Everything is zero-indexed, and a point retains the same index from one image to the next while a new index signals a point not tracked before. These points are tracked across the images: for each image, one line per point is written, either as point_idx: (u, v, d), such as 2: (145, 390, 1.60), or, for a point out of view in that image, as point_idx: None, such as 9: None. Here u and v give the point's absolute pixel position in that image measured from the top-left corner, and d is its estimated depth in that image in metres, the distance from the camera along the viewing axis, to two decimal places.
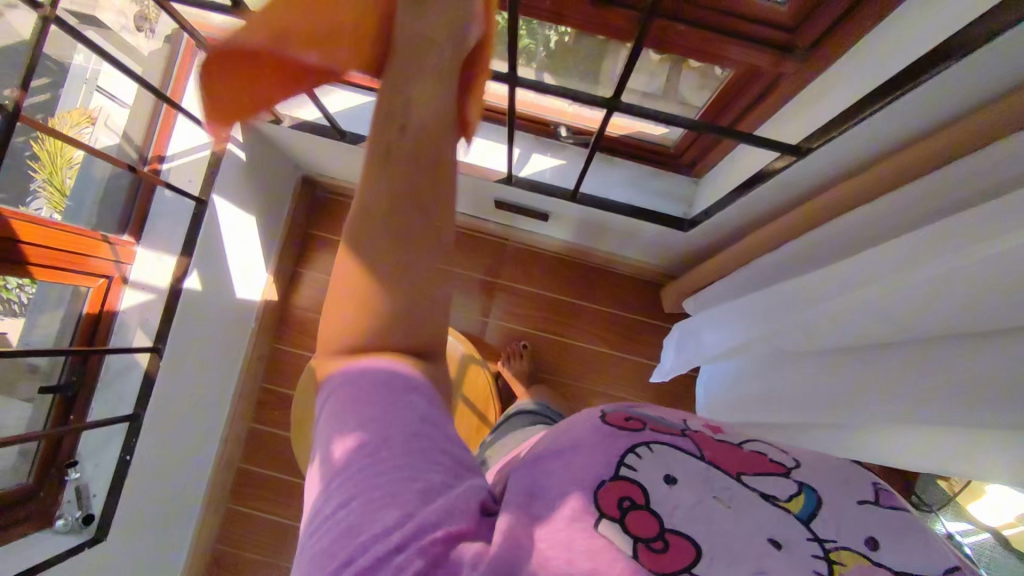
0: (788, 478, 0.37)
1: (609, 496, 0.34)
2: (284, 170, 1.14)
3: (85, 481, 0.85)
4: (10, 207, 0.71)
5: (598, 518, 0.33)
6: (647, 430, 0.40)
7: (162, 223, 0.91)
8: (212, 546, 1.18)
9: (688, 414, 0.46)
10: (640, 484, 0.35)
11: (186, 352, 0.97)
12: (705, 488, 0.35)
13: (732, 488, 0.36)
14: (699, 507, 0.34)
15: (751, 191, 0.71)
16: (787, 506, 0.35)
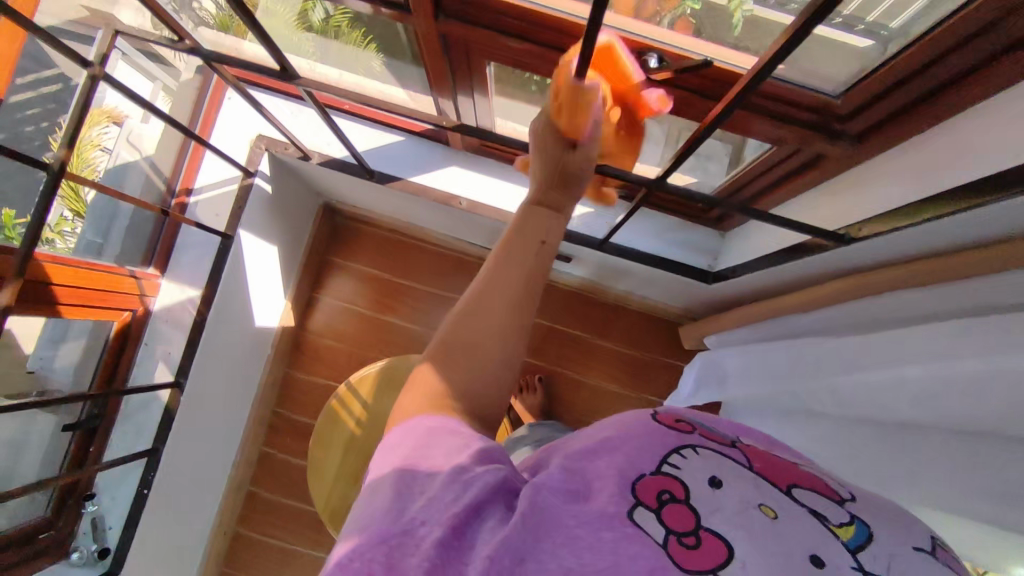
0: (841, 507, 0.38)
1: (648, 488, 0.37)
2: (305, 198, 1.14)
3: (101, 513, 0.86)
4: (47, 251, 0.72)
5: (633, 506, 0.36)
6: (696, 434, 0.42)
7: (187, 256, 0.92)
8: (220, 571, 1.17)
9: (743, 431, 0.48)
10: (682, 480, 0.38)
11: (205, 382, 0.97)
12: (751, 492, 0.37)
13: (778, 498, 0.37)
14: (740, 513, 0.36)
15: (785, 261, 0.70)
16: (837, 531, 0.36)
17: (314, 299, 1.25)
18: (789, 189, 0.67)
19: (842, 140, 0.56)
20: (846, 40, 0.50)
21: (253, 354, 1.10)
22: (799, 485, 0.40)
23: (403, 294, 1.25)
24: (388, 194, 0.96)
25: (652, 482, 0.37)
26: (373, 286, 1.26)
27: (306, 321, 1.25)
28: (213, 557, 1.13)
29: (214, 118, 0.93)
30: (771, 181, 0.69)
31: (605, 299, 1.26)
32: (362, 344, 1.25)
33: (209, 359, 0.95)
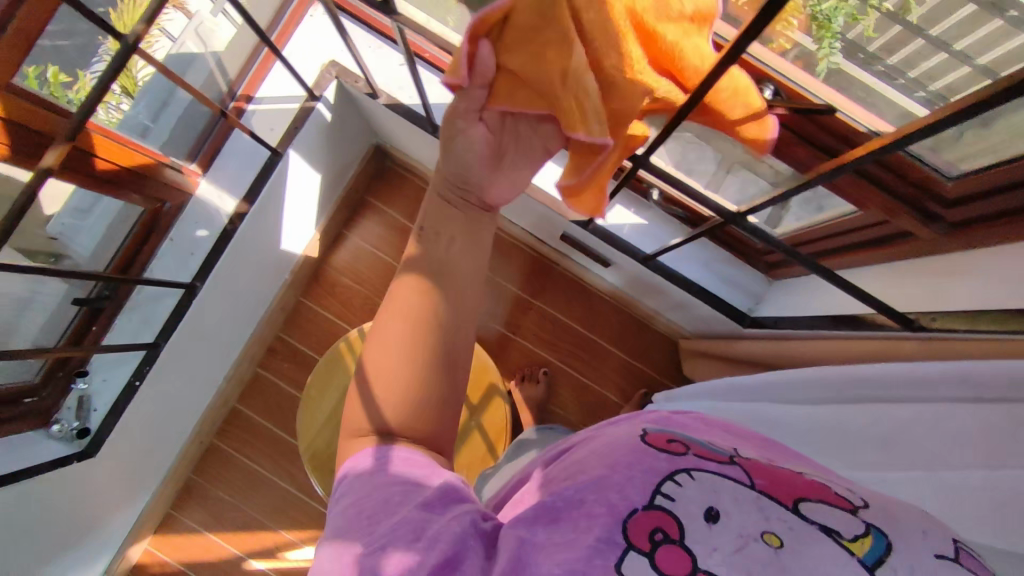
0: (855, 516, 0.37)
1: (641, 527, 0.36)
2: (359, 134, 1.11)
3: (90, 393, 0.85)
4: (100, 120, 0.71)
5: (626, 550, 0.35)
6: (690, 455, 0.41)
7: (233, 162, 0.90)
8: (187, 477, 1.17)
9: (740, 443, 0.47)
10: (676, 516, 0.36)
11: (219, 291, 0.95)
12: (755, 520, 0.36)
13: (789, 523, 0.36)
14: (742, 554, 0.34)
15: (835, 328, 0.67)
16: (851, 548, 0.34)
17: (342, 236, 1.24)
18: (859, 254, 0.64)
19: (935, 225, 0.52)
20: (909, 105, 0.50)
21: (272, 274, 1.08)
22: (807, 498, 0.37)
23: None
24: None
25: (646, 519, 0.36)
26: (402, 238, 1.24)
27: (329, 256, 1.23)
28: (184, 462, 1.13)
29: (291, 31, 0.89)
30: (843, 241, 0.66)
31: (628, 312, 1.23)
32: (378, 292, 1.23)
33: (228, 269, 0.94)
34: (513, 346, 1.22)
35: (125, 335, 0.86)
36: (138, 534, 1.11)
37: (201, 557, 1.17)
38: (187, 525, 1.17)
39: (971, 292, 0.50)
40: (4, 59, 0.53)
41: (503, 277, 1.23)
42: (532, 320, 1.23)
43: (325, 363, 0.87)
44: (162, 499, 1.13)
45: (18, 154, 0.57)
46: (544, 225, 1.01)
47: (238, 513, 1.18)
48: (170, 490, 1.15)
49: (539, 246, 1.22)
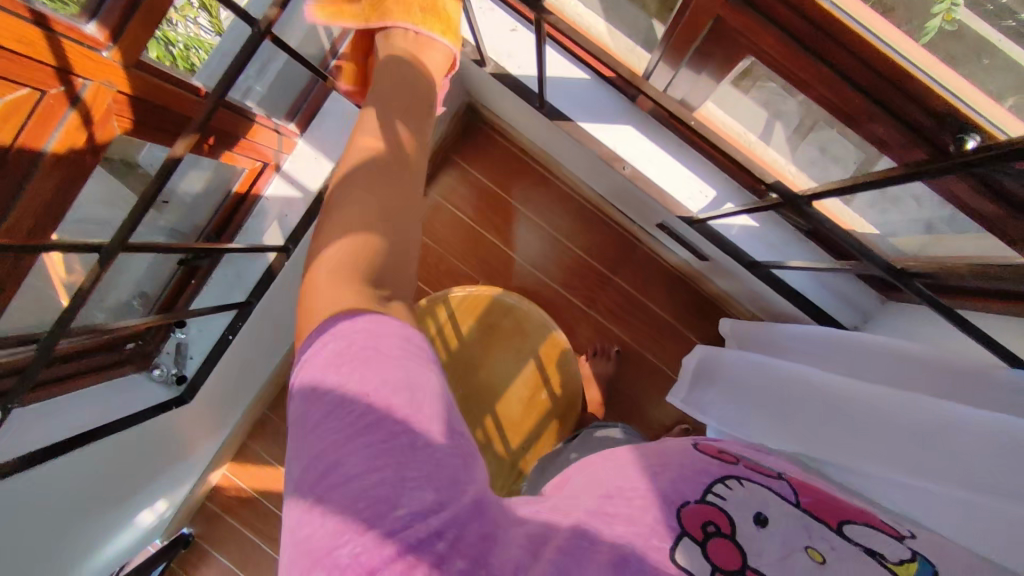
0: (900, 543, 0.45)
1: (694, 520, 0.44)
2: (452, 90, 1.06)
3: (187, 341, 0.88)
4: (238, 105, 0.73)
5: (680, 537, 0.42)
6: (740, 467, 0.52)
7: (331, 122, 0.87)
8: (264, 413, 1.24)
9: (868, 511, 0.50)
10: (727, 514, 0.44)
11: (310, 249, 0.96)
12: (801, 535, 0.43)
13: (830, 537, 0.44)
14: (788, 556, 0.41)
15: (917, 351, 0.62)
16: (892, 566, 0.42)
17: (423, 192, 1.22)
18: (996, 305, 0.60)
19: None
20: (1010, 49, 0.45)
21: None
22: (851, 523, 0.46)
23: (512, 217, 1.21)
24: (549, 127, 0.90)
25: (698, 515, 0.44)
26: (482, 199, 1.22)
27: None
28: (262, 398, 1.19)
29: None
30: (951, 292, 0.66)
31: (707, 295, 1.18)
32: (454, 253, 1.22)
33: None
34: (584, 321, 1.20)
35: (222, 291, 0.88)
36: (219, 461, 1.19)
37: (271, 487, 1.25)
38: (262, 455, 1.25)
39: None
40: (136, 36, 0.51)
41: (584, 249, 1.20)
42: (607, 295, 1.20)
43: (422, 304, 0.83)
44: (241, 430, 1.20)
45: (159, 131, 0.59)
46: (640, 210, 0.96)
47: None
48: (249, 423, 1.21)
49: (618, 219, 1.17)
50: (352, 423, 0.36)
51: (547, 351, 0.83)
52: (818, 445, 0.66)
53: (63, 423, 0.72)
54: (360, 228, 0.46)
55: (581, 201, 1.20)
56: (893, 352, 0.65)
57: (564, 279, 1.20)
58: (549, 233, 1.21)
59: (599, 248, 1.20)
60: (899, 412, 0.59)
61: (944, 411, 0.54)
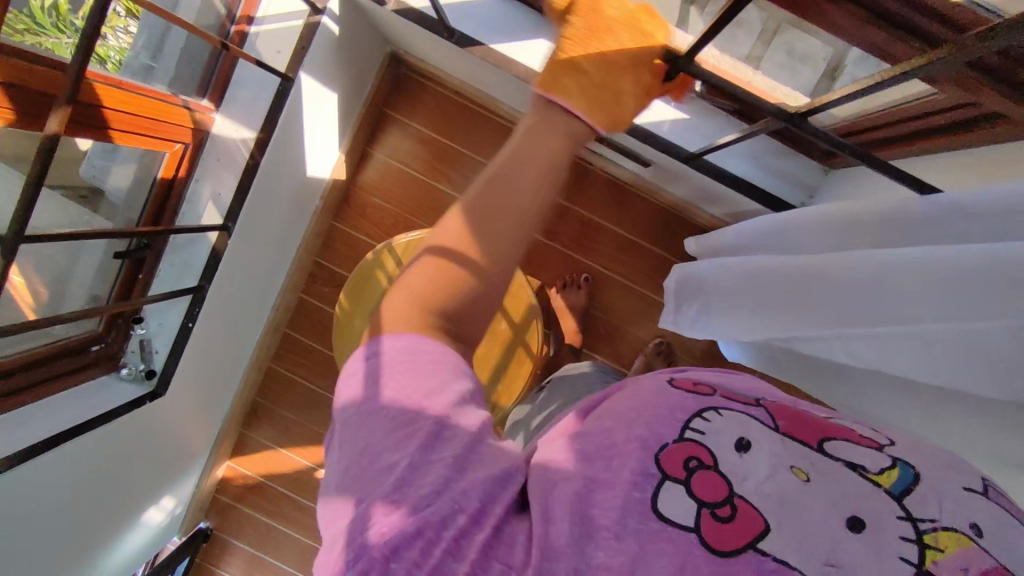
0: (879, 452, 0.39)
1: (674, 458, 0.38)
2: (371, 43, 1.04)
3: (149, 336, 0.89)
4: (137, 84, 0.72)
5: (661, 479, 0.37)
6: (716, 395, 0.43)
7: (244, 92, 0.85)
8: (254, 400, 1.25)
9: (851, 419, 0.44)
10: (707, 446, 0.38)
11: (255, 226, 0.95)
12: (784, 453, 0.38)
13: (814, 456, 0.38)
14: (771, 480, 0.37)
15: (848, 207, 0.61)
16: (877, 480, 0.37)
17: (368, 153, 1.21)
18: (923, 143, 0.59)
19: None
20: None
21: (301, 202, 1.07)
22: (831, 438, 0.40)
23: (459, 162, 1.20)
24: (465, 58, 0.88)
25: (679, 451, 0.38)
26: (428, 151, 1.20)
27: (358, 176, 1.21)
28: (246, 386, 1.20)
29: None
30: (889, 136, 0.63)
31: (668, 207, 1.17)
32: (409, 209, 1.21)
33: (257, 203, 0.92)
34: (551, 254, 1.20)
35: (173, 278, 0.88)
36: (220, 453, 1.22)
37: (277, 469, 1.28)
38: (260, 440, 1.27)
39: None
40: None
41: None
42: (569, 223, 1.19)
43: (360, 270, 0.85)
44: (234, 420, 1.21)
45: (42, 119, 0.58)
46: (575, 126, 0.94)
47: (302, 428, 1.27)
48: (240, 413, 1.23)
49: (566, 146, 1.16)
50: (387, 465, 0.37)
51: None
52: (789, 319, 0.66)
53: (37, 426, 0.73)
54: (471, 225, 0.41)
55: None
56: (854, 220, 0.60)
57: None
58: None
59: None
60: (835, 267, 0.59)
61: (877, 258, 0.54)
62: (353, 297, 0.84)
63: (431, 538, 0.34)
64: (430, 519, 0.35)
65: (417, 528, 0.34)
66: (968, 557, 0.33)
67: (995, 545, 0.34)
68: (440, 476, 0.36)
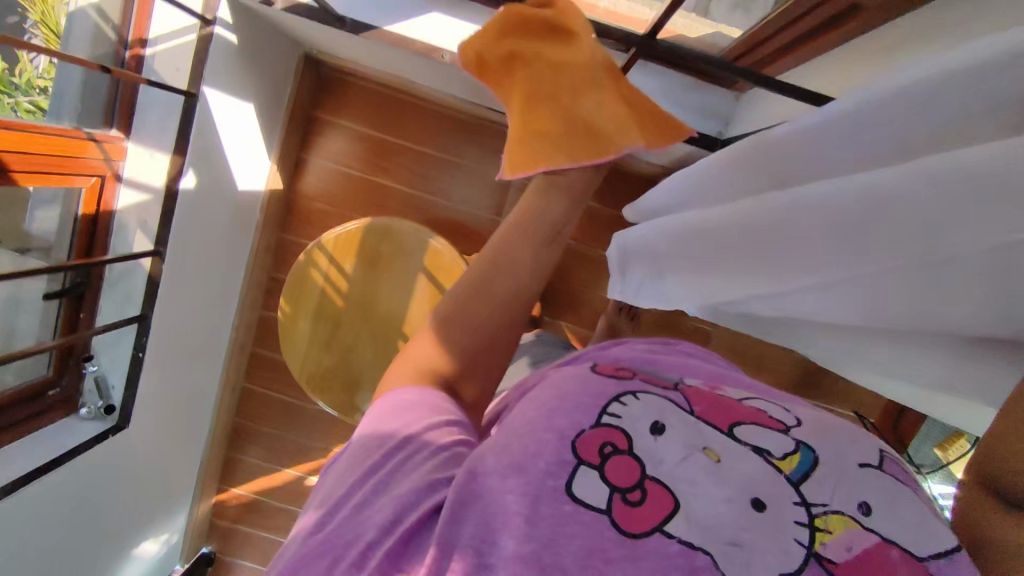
0: (785, 434, 0.39)
1: (590, 442, 0.38)
2: (280, 48, 1.03)
3: (104, 372, 0.89)
4: (34, 123, 0.73)
5: (576, 465, 0.37)
6: (635, 380, 0.44)
7: (152, 115, 0.84)
8: (233, 422, 1.26)
9: (780, 401, 0.44)
10: (622, 429, 0.39)
11: (192, 248, 0.95)
12: (694, 437, 0.38)
13: (723, 442, 0.38)
14: (682, 465, 0.37)
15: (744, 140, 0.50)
16: (779, 464, 0.37)
17: (303, 160, 1.20)
18: (807, 48, 0.59)
19: None
20: None
21: (239, 218, 1.08)
22: (744, 422, 0.40)
23: (394, 154, 1.19)
24: (366, 45, 0.87)
25: (594, 435, 0.38)
26: (362, 148, 1.19)
27: (297, 184, 1.21)
28: (223, 408, 1.21)
29: None
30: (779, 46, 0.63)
31: None
32: (353, 209, 1.21)
33: (189, 225, 0.92)
34: (499, 229, 1.20)
35: (116, 311, 0.88)
36: (208, 478, 1.23)
37: (268, 486, 1.29)
38: (248, 459, 1.28)
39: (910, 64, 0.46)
40: None
41: (475, 160, 1.19)
42: (513, 195, 1.19)
43: (294, 277, 0.87)
44: (216, 443, 1.23)
45: None
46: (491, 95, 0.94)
47: (286, 440, 1.28)
48: (222, 435, 1.24)
49: (496, 119, 1.15)
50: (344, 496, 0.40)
51: (432, 261, 0.85)
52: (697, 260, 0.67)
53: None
54: (499, 293, 0.48)
55: (456, 114, 1.17)
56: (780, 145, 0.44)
57: (466, 197, 1.20)
58: (434, 157, 1.19)
59: (490, 153, 1.19)
60: None
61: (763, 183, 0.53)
62: (295, 296, 0.87)
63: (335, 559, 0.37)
64: (347, 531, 0.38)
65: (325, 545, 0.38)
66: (855, 538, 0.33)
67: (883, 522, 0.34)
68: (388, 490, 0.39)
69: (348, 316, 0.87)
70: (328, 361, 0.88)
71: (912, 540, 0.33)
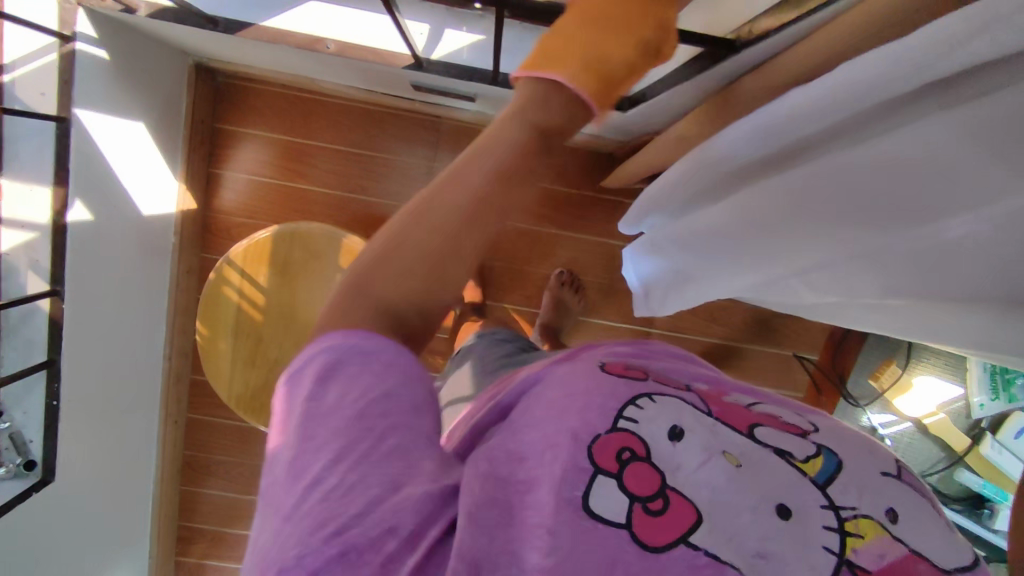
0: (806, 440, 0.39)
1: (607, 448, 0.36)
2: (165, 60, 0.97)
3: (19, 427, 0.83)
4: None
5: (595, 471, 0.35)
6: (648, 380, 0.42)
7: (23, 148, 0.76)
8: (183, 456, 1.21)
9: (790, 405, 0.45)
10: (642, 435, 0.37)
11: (98, 282, 0.90)
12: (717, 439, 0.38)
13: (745, 445, 0.38)
14: (705, 470, 0.36)
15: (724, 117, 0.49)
16: (803, 468, 0.37)
17: (215, 174, 1.14)
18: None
19: None
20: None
21: (150, 243, 1.02)
22: (761, 425, 0.40)
23: (310, 157, 1.14)
24: (246, 44, 0.82)
25: (613, 441, 0.36)
26: (274, 153, 1.14)
27: (214, 199, 1.15)
28: (168, 443, 1.16)
29: None
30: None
31: None
32: (275, 219, 1.16)
33: (89, 258, 0.87)
34: None
35: (19, 359, 0.81)
36: (164, 516, 1.19)
37: (230, 515, 1.25)
38: (205, 490, 1.23)
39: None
40: None
41: (394, 151, 1.15)
42: (439, 182, 1.15)
43: (206, 299, 0.82)
44: (167, 480, 1.17)
45: None
46: (391, 81, 0.89)
47: (243, 466, 1.23)
48: (173, 470, 1.19)
49: (408, 107, 1.12)
50: (344, 493, 0.33)
51: (350, 262, 0.82)
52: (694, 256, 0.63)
53: None
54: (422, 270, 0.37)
55: (366, 107, 1.13)
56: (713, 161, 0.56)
57: (390, 191, 1.16)
58: (351, 154, 1.14)
59: (408, 142, 1.15)
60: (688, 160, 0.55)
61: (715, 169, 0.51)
62: (212, 320, 0.82)
63: (358, 560, 0.32)
64: (359, 536, 0.32)
65: (342, 551, 0.32)
66: (882, 545, 0.34)
67: (907, 530, 0.35)
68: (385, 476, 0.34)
69: (269, 330, 0.83)
70: (257, 379, 0.84)
71: (938, 554, 0.34)
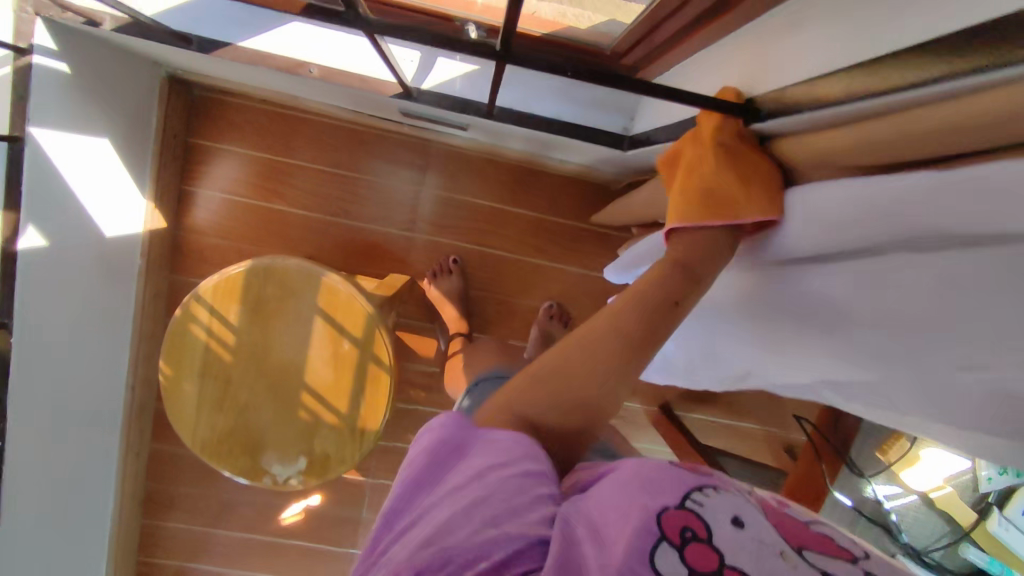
0: (856, 566, 0.35)
1: (670, 522, 0.34)
2: (135, 72, 0.91)
3: None
4: None
5: (657, 540, 0.33)
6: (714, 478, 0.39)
7: None
8: (144, 488, 1.14)
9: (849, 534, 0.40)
10: (704, 517, 0.35)
11: (53, 311, 0.83)
12: (775, 540, 0.34)
13: (796, 555, 0.34)
14: (759, 562, 0.33)
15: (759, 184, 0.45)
16: None
17: (188, 191, 1.07)
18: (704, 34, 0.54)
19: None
20: None
21: (113, 265, 0.95)
22: (812, 546, 0.35)
23: (291, 176, 1.08)
24: (223, 64, 0.77)
25: (675, 516, 0.34)
26: (252, 172, 1.07)
27: (185, 218, 1.08)
28: (129, 477, 1.08)
29: None
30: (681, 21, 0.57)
31: (520, 163, 1.10)
32: (251, 241, 1.09)
33: (43, 287, 0.80)
34: (414, 246, 1.11)
35: None
36: (122, 554, 1.11)
37: (194, 552, 1.17)
38: (168, 525, 1.16)
39: (809, 50, 0.41)
40: None
41: (380, 174, 1.09)
42: (426, 208, 1.10)
43: (171, 336, 0.76)
44: (127, 515, 1.10)
45: None
46: (378, 106, 0.84)
47: (209, 500, 1.16)
48: (133, 504, 1.11)
49: (396, 128, 1.06)
50: (463, 513, 0.35)
51: (329, 303, 0.76)
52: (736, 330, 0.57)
53: None
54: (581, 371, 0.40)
55: (351, 127, 1.07)
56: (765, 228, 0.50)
57: (374, 215, 1.10)
58: (335, 175, 1.08)
59: (395, 165, 1.09)
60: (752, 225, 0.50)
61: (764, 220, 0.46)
62: (177, 360, 0.76)
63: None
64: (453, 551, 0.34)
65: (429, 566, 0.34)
66: None
67: None
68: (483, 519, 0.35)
69: (238, 373, 0.77)
70: (224, 425, 0.78)
71: None
